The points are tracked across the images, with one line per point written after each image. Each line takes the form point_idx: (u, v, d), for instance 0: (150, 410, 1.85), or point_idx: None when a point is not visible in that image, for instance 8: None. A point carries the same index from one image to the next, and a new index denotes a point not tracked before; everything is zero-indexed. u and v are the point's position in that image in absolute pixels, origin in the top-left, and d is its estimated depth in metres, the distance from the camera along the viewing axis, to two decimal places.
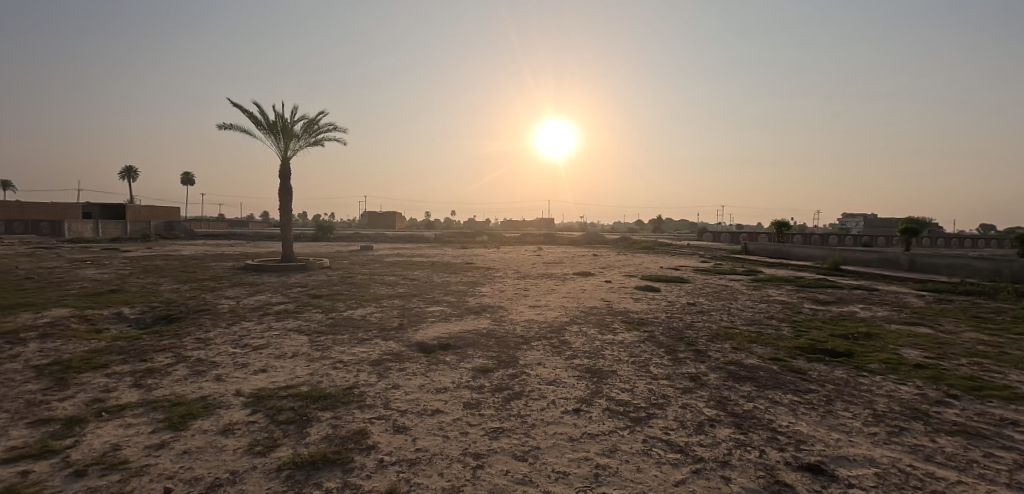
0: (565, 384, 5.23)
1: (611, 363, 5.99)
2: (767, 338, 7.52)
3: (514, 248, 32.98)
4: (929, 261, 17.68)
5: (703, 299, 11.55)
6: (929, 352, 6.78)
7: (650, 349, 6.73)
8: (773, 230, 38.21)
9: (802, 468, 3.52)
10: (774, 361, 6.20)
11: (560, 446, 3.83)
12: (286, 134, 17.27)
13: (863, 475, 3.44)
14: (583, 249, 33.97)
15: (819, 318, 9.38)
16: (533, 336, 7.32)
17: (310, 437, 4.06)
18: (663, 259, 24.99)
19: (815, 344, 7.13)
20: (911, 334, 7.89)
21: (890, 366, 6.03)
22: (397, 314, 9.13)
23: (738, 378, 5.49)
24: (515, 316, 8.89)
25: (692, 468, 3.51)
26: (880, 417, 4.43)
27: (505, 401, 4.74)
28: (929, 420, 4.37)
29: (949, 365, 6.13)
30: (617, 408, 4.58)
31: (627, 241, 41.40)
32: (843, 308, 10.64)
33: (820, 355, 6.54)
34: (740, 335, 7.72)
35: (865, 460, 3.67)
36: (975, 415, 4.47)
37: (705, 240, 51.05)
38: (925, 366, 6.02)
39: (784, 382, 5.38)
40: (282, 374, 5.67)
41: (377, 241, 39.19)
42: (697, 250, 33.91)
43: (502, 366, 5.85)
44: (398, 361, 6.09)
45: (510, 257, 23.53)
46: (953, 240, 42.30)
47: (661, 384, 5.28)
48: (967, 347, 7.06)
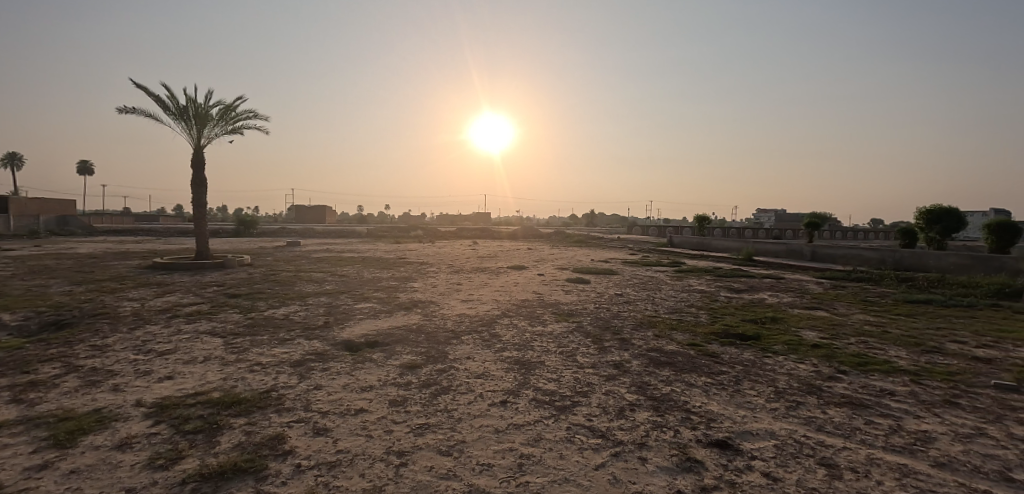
0: (493, 377, 5.26)
1: (539, 355, 6.10)
2: (686, 325, 7.99)
3: (450, 242, 32.75)
4: (828, 252, 19.52)
5: (630, 289, 12.10)
6: (824, 333, 7.51)
7: (577, 339, 6.94)
8: (695, 224, 40.71)
9: (712, 445, 3.77)
10: (691, 346, 6.61)
11: (485, 439, 3.85)
12: (199, 120, 15.96)
13: (763, 448, 3.74)
14: (520, 243, 34.24)
15: (731, 305, 10.11)
16: (464, 330, 7.31)
17: (220, 446, 3.79)
18: (594, 252, 25.77)
19: (727, 329, 7.70)
20: (810, 318, 8.71)
21: (791, 346, 6.63)
22: (322, 312, 8.72)
23: (658, 363, 5.79)
24: (446, 310, 8.83)
25: (612, 452, 3.66)
26: (780, 393, 4.84)
27: (431, 396, 4.69)
28: (821, 394, 4.83)
29: (840, 344, 6.83)
30: (543, 398, 4.68)
31: (560, 235, 42.37)
32: (753, 295, 11.55)
33: (732, 339, 7.05)
34: (662, 322, 8.16)
35: (766, 433, 4.00)
36: (859, 387, 5.01)
37: (634, 233, 53.43)
38: (820, 346, 6.67)
39: (699, 365, 5.74)
40: (191, 380, 5.24)
41: (305, 236, 37.40)
42: (626, 243, 35.34)
43: (431, 361, 5.78)
44: (322, 361, 5.83)
45: (444, 252, 23.28)
46: (849, 233, 47.18)
47: (586, 372, 5.45)
48: (855, 328, 7.90)
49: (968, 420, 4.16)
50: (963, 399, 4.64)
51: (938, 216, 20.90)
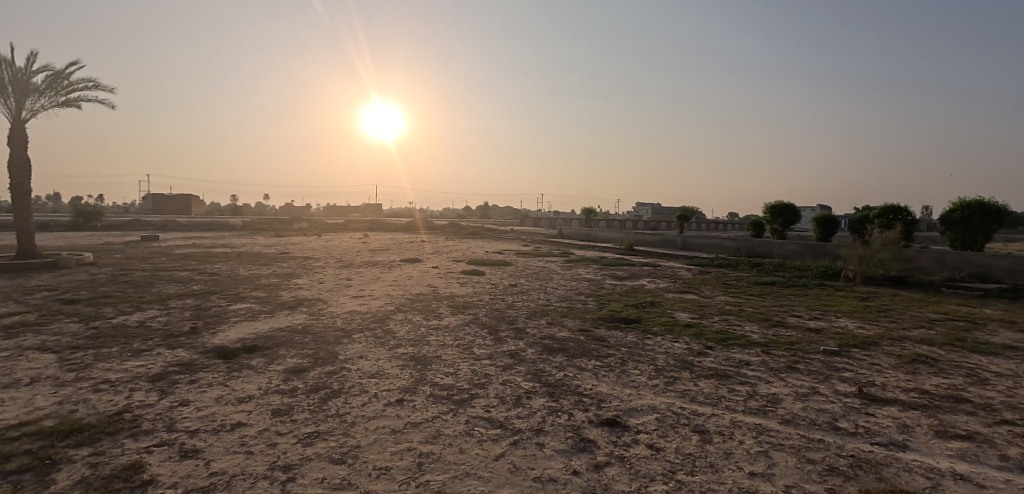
0: (389, 375, 5.07)
1: (435, 349, 6.00)
2: (576, 312, 8.41)
3: (339, 235, 30.91)
4: (696, 241, 21.84)
5: (523, 280, 12.45)
6: (693, 314, 8.42)
7: (473, 331, 6.96)
8: (583, 216, 43.14)
9: (602, 424, 4.01)
10: (581, 332, 6.99)
11: (382, 441, 3.69)
12: (18, 88, 13.09)
13: (647, 422, 4.05)
14: (414, 235, 33.44)
15: (615, 291, 10.88)
16: (355, 328, 6.94)
17: (56, 485, 3.15)
18: (489, 243, 26.06)
19: (613, 314, 8.27)
20: (682, 301, 9.70)
21: (668, 327, 7.32)
22: (188, 316, 7.70)
23: (552, 350, 6.03)
24: (335, 307, 8.32)
25: (511, 440, 3.72)
26: (659, 371, 5.31)
27: (321, 401, 4.37)
28: (693, 369, 5.38)
29: (707, 322, 7.70)
30: (440, 393, 4.60)
31: (456, 226, 42.19)
32: (633, 281, 12.54)
33: (617, 323, 7.59)
34: (554, 310, 8.52)
35: (648, 408, 4.35)
36: (723, 360, 5.69)
37: (527, 225, 55.16)
38: (691, 325, 7.45)
39: (589, 349, 6.09)
40: (11, 409, 4.29)
41: (164, 229, 32.72)
42: (520, 234, 36.32)
43: (319, 363, 5.39)
44: (188, 372, 5.14)
45: (331, 246, 21.88)
46: (711, 225, 53.48)
47: (483, 364, 5.48)
48: (717, 308, 8.97)
49: (806, 381, 4.91)
50: (800, 364, 5.48)
51: (780, 210, 24.42)
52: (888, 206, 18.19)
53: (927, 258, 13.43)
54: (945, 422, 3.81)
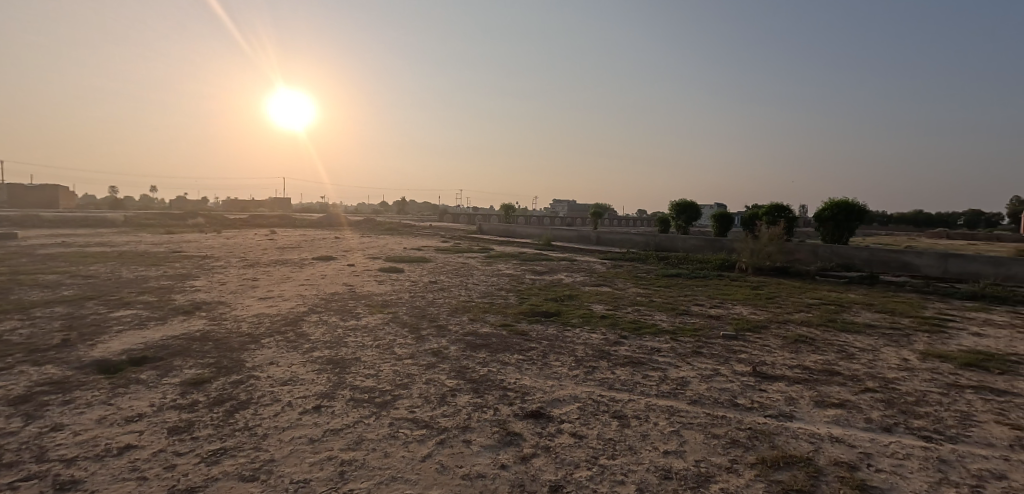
0: (304, 381, 4.76)
1: (354, 351, 5.74)
2: (497, 307, 8.47)
3: (241, 231, 28.49)
4: (609, 236, 22.94)
5: (444, 276, 12.31)
6: (608, 305, 8.86)
7: (394, 330, 6.76)
8: (502, 212, 43.61)
9: (527, 416, 4.05)
10: (504, 327, 7.06)
11: (299, 452, 3.45)
12: None
13: (569, 411, 4.15)
14: (326, 232, 31.71)
15: (535, 285, 11.13)
16: (263, 332, 6.44)
17: None
18: (408, 240, 25.45)
19: (533, 308, 8.45)
20: (597, 293, 10.16)
21: (585, 319, 7.63)
22: (56, 326, 6.66)
23: (475, 346, 6.02)
24: (240, 310, 7.65)
25: (438, 440, 3.66)
26: (579, 361, 5.52)
27: (227, 414, 3.99)
28: (610, 358, 5.65)
29: (621, 313, 8.14)
30: (361, 397, 4.41)
31: (372, 222, 40.68)
32: (552, 276, 12.91)
33: (538, 316, 7.76)
34: (476, 306, 8.52)
35: (570, 398, 4.47)
36: (636, 348, 6.04)
37: (446, 221, 54.60)
38: (607, 316, 7.83)
39: (511, 344, 6.16)
40: None
41: (20, 225, 28.00)
42: (439, 230, 35.89)
43: (223, 373, 4.92)
44: (61, 392, 4.44)
45: (232, 243, 20.10)
46: (621, 221, 56.55)
47: (405, 364, 5.33)
48: (630, 299, 9.51)
49: (709, 364, 5.37)
50: (704, 349, 5.98)
51: (683, 208, 26.43)
52: (774, 205, 20.59)
53: (805, 251, 15.30)
54: (822, 393, 4.36)
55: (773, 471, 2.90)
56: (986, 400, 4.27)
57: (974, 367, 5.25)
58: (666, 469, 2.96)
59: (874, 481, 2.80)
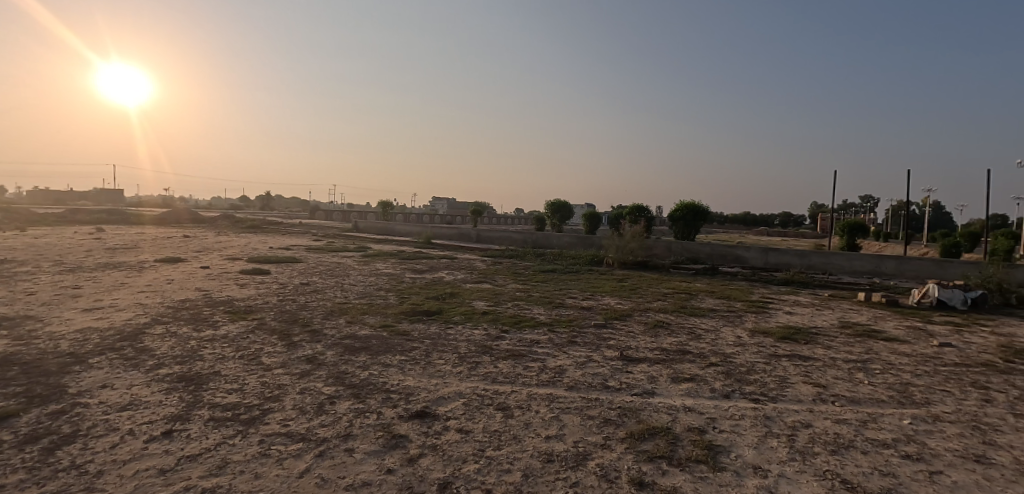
0: (149, 404, 4.11)
1: (212, 364, 5.11)
2: (377, 308, 8.17)
3: (53, 230, 23.54)
4: (489, 234, 23.39)
5: (317, 277, 11.50)
6: (489, 302, 9.07)
7: (260, 338, 6.16)
8: (379, 209, 41.96)
9: (412, 417, 3.91)
10: (384, 328, 6.84)
11: (147, 486, 2.99)
12: None
13: (455, 408, 4.08)
14: (170, 230, 27.51)
15: (416, 284, 10.94)
16: (91, 350, 5.41)
17: None
18: (273, 238, 23.23)
19: (415, 307, 8.32)
20: (479, 290, 10.34)
21: (467, 316, 7.73)
22: None
23: (353, 350, 5.74)
24: (56, 325, 6.32)
25: (316, 452, 3.42)
26: (463, 357, 5.57)
27: (44, 453, 3.29)
28: (493, 352, 5.80)
29: (501, 309, 8.40)
30: (223, 415, 3.95)
31: (228, 218, 36.29)
32: (433, 274, 12.81)
33: (420, 316, 7.66)
34: (353, 308, 8.12)
35: (455, 395, 4.40)
36: (517, 341, 6.29)
37: (316, 218, 50.89)
38: (488, 312, 8.02)
39: (393, 345, 6.00)
40: None
41: None
42: (310, 228, 33.36)
43: (35, 403, 4.04)
44: None
45: (39, 244, 16.45)
46: (500, 219, 58.00)
47: (275, 374, 4.89)
48: (510, 295, 9.85)
49: (583, 352, 5.80)
50: (578, 338, 6.45)
51: (558, 207, 28.01)
52: (635, 206, 22.87)
53: (661, 246, 17.23)
54: (676, 370, 4.99)
55: (640, 443, 3.26)
56: (794, 365, 5.28)
57: (785, 339, 6.43)
58: (548, 454, 3.14)
59: (718, 441, 3.30)
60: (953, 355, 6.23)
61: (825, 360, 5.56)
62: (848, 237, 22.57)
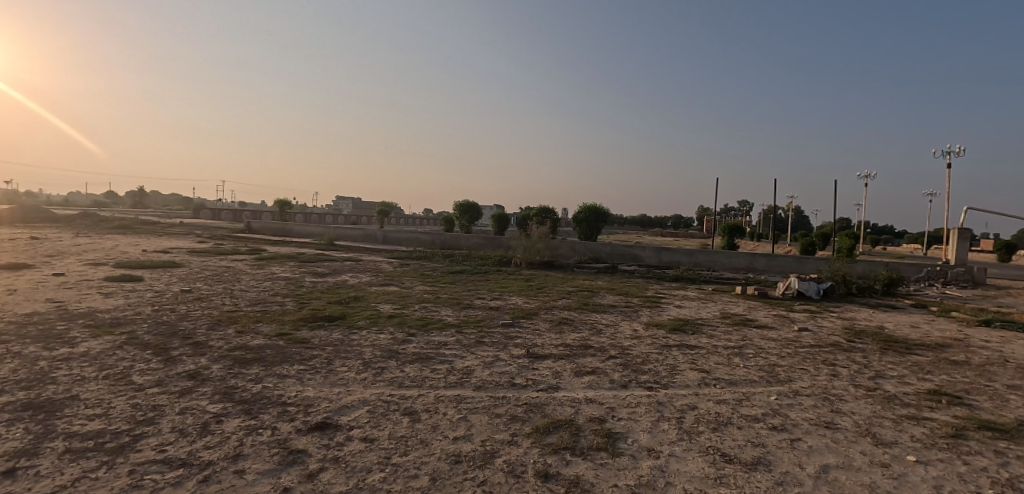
0: None
1: (66, 388, 4.39)
2: (272, 316, 7.57)
3: None
4: (396, 235, 22.75)
5: (201, 283, 10.40)
6: (396, 304, 8.84)
7: (129, 354, 5.42)
8: (275, 208, 38.96)
9: (312, 430, 3.68)
10: (280, 336, 6.37)
11: None
12: None
13: (359, 416, 3.91)
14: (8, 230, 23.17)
15: (317, 289, 10.33)
16: None
17: None
18: (147, 240, 20.58)
19: (315, 313, 7.85)
20: (385, 293, 10.03)
21: (372, 320, 7.45)
22: None
23: (244, 362, 5.27)
24: None
25: (200, 477, 3.07)
26: (367, 363, 5.36)
27: None
28: (399, 356, 5.65)
29: (408, 311, 8.22)
30: (81, 446, 3.40)
31: (87, 217, 31.47)
32: (336, 278, 12.17)
33: (320, 322, 7.24)
34: (244, 316, 7.46)
35: (359, 403, 4.22)
36: (425, 344, 6.19)
37: (200, 218, 45.95)
38: (394, 316, 7.81)
39: (290, 354, 5.60)
40: None
41: None
42: (193, 228, 30.04)
43: None
44: None
45: None
46: (408, 219, 56.69)
47: (149, 394, 4.33)
48: (418, 297, 9.68)
49: (491, 352, 5.87)
50: (486, 338, 6.51)
51: (466, 208, 28.01)
52: (541, 207, 23.61)
53: (565, 247, 17.96)
54: (579, 364, 5.24)
55: (546, 436, 3.38)
56: (682, 354, 5.79)
57: (675, 331, 7.03)
58: (457, 455, 3.14)
59: (617, 428, 3.52)
60: (808, 338, 7.23)
61: (708, 347, 6.17)
62: (727, 237, 25.19)
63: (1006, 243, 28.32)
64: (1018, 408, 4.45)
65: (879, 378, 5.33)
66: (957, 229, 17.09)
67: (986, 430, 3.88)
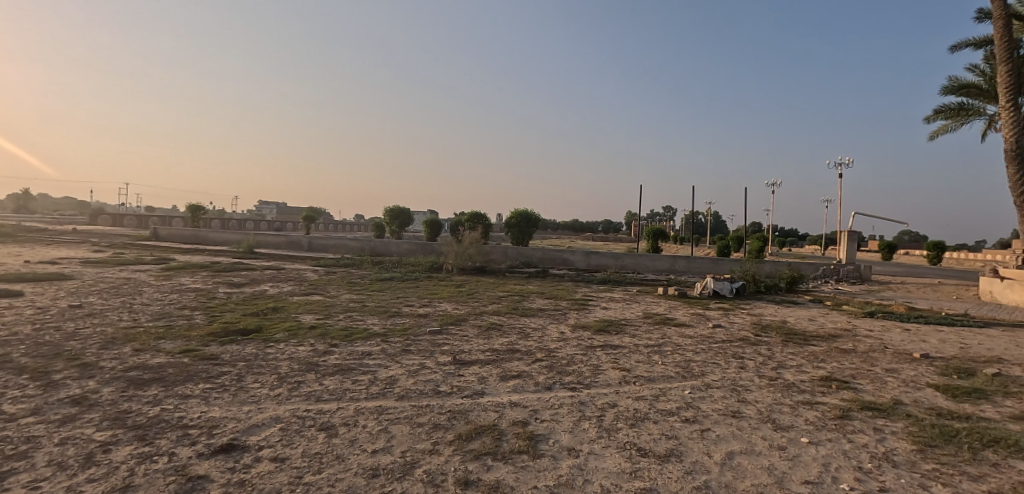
0: None
1: None
2: (177, 331, 6.95)
3: None
4: (323, 241, 21.80)
5: (94, 297, 9.35)
6: (318, 314, 8.45)
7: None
8: (187, 213, 36.01)
9: (216, 453, 3.40)
10: (185, 353, 5.86)
11: None
12: None
13: (269, 436, 3.68)
14: None
15: (231, 300, 9.65)
16: None
17: None
18: (28, 250, 18.21)
19: (227, 326, 7.31)
20: (307, 303, 9.57)
21: (292, 332, 7.07)
22: None
23: (140, 383, 4.79)
24: None
25: None
26: (283, 378, 5.07)
27: None
28: (318, 369, 5.41)
29: (331, 322, 7.89)
30: None
31: None
32: (254, 288, 11.43)
33: (233, 336, 6.76)
34: (144, 333, 6.79)
35: (271, 421, 3.97)
36: (348, 355, 5.96)
37: (96, 224, 41.38)
38: (316, 326, 7.47)
39: (195, 372, 5.17)
40: None
41: None
42: (87, 236, 27.01)
43: None
44: None
45: None
46: (337, 225, 54.51)
47: (21, 426, 3.81)
48: (343, 306, 9.31)
49: (416, 360, 5.76)
50: (412, 346, 6.39)
51: (397, 213, 27.44)
52: (473, 213, 23.68)
53: (497, 252, 18.10)
54: (505, 369, 5.27)
55: (468, 443, 3.36)
56: (605, 354, 6.02)
57: (599, 332, 7.28)
58: (374, 468, 3.05)
59: (539, 430, 3.58)
60: (721, 334, 7.77)
61: (629, 346, 6.46)
62: (652, 241, 26.49)
63: (887, 243, 32.06)
64: (893, 389, 5.04)
65: (780, 368, 5.83)
66: (847, 231, 19.14)
67: (867, 410, 4.37)
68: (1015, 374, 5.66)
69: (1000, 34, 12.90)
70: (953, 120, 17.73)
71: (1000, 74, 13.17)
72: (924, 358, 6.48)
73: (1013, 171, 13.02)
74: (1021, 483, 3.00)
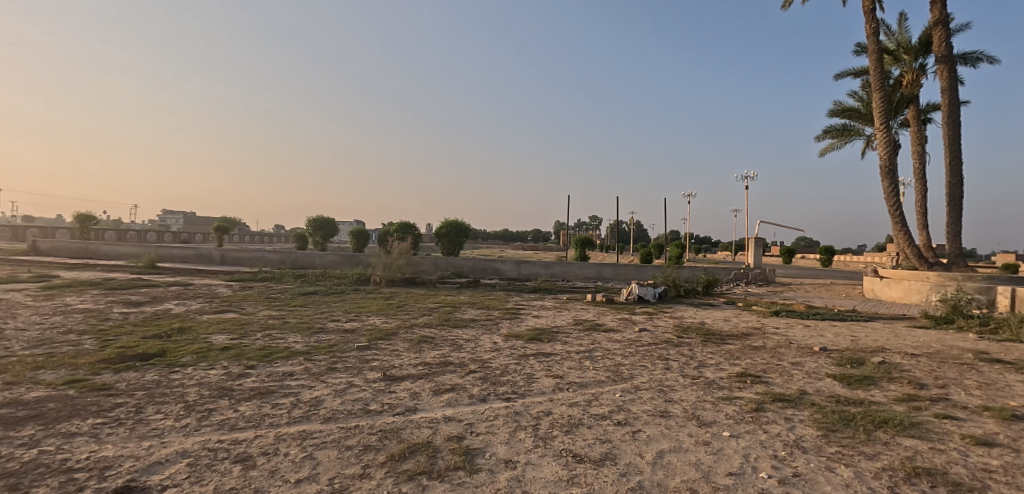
0: None
1: None
2: (61, 360, 6.08)
3: None
4: (237, 255, 20.28)
5: None
6: (232, 334, 7.79)
7: None
8: (76, 224, 32.09)
9: None
10: (70, 384, 5.15)
11: None
12: None
13: (174, 473, 3.31)
14: None
15: (128, 322, 8.64)
16: None
17: None
18: None
19: (123, 351, 6.52)
20: (219, 321, 8.81)
21: (201, 354, 6.46)
22: None
23: (12, 422, 4.13)
24: None
25: None
26: (191, 407, 4.59)
27: None
28: (232, 394, 4.96)
29: (248, 341, 7.30)
30: None
31: None
32: (157, 307, 10.36)
33: (130, 362, 6.04)
34: (17, 363, 5.87)
35: (176, 456, 3.58)
36: (266, 377, 5.55)
37: None
38: (229, 347, 6.88)
39: (83, 406, 4.55)
40: None
41: None
42: None
43: None
44: None
45: None
46: (255, 237, 51.11)
47: None
48: (260, 323, 8.68)
49: (343, 378, 5.48)
50: (338, 364, 6.06)
51: (320, 223, 26.22)
52: (403, 223, 23.23)
53: (428, 262, 17.80)
54: (438, 383, 5.15)
55: (401, 463, 3.22)
56: (538, 362, 6.06)
57: (532, 340, 7.34)
58: None
59: (474, 444, 3.51)
60: (646, 337, 8.13)
61: (561, 354, 6.56)
62: (580, 250, 27.33)
63: (787, 249, 35.39)
64: (798, 381, 5.53)
65: (701, 367, 6.18)
66: (753, 238, 20.92)
67: (778, 401, 4.73)
68: (895, 361, 6.42)
69: (874, 65, 14.78)
70: (838, 140, 20.01)
71: (875, 100, 15.03)
72: (822, 351, 7.18)
73: (887, 185, 14.88)
74: (907, 459, 3.38)
